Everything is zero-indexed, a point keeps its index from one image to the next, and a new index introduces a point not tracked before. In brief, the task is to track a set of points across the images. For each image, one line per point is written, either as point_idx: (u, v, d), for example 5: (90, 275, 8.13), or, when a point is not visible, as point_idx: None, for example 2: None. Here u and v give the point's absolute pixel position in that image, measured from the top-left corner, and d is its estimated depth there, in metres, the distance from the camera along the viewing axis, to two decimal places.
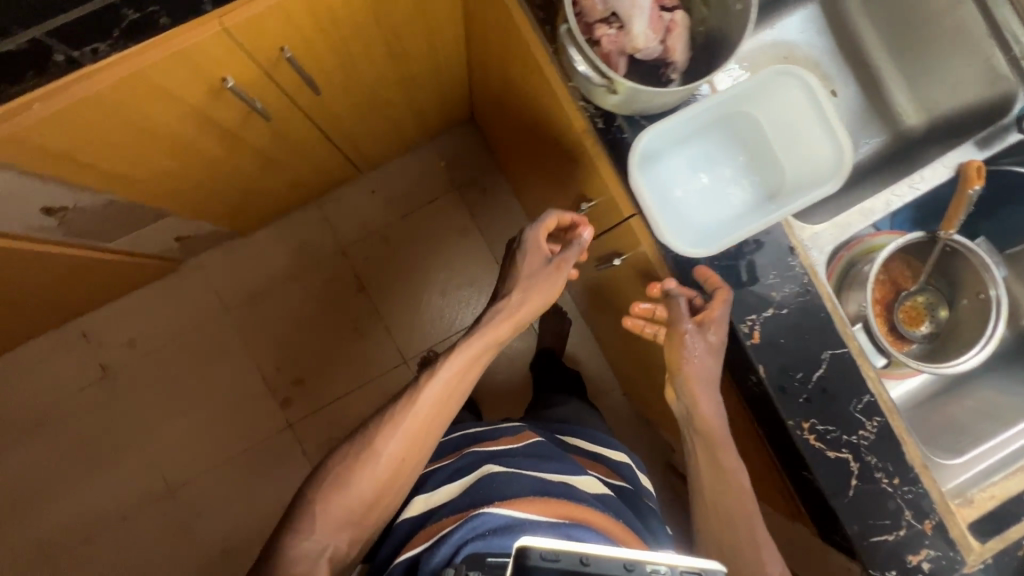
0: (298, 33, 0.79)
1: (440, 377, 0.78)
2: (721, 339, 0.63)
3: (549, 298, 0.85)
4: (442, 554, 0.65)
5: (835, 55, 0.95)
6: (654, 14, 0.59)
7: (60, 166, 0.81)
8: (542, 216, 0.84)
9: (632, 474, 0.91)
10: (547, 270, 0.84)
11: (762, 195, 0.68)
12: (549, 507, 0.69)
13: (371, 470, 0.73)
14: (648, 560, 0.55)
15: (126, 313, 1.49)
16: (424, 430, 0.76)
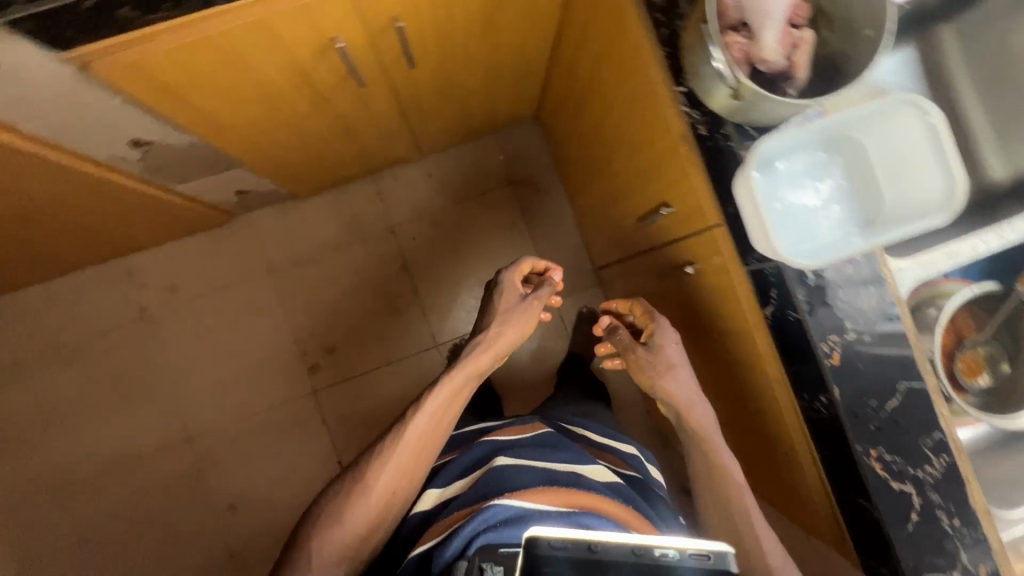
0: (413, 5, 0.81)
1: (426, 408, 0.83)
2: (675, 352, 0.87)
3: (525, 329, 0.96)
4: (455, 548, 0.62)
5: None
6: (784, 29, 0.58)
7: (163, 99, 0.83)
8: (517, 262, 1.00)
9: (641, 466, 0.90)
10: (521, 309, 0.96)
11: (858, 223, 0.65)
12: (561, 498, 0.68)
13: (363, 505, 0.76)
14: (655, 544, 0.53)
15: (173, 257, 1.51)
16: (414, 461, 0.80)
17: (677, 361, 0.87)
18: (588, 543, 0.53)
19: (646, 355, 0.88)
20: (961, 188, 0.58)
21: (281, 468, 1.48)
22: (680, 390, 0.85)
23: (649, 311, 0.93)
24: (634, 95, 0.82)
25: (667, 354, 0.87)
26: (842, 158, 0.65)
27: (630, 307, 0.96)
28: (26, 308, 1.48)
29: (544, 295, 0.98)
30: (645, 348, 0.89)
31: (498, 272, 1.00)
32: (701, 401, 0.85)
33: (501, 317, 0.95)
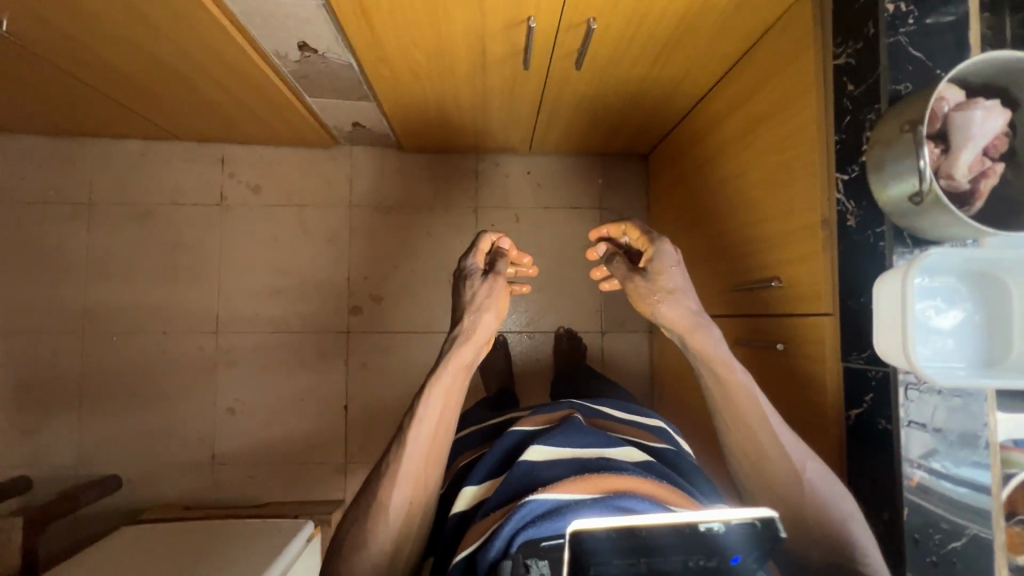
0: (612, 12, 0.84)
1: (423, 417, 0.73)
2: (678, 278, 0.68)
3: (501, 307, 0.80)
4: (498, 548, 0.55)
5: None
6: (979, 155, 0.59)
7: (354, 18, 0.87)
8: (472, 243, 0.85)
9: (670, 438, 0.84)
10: (492, 286, 0.79)
11: (979, 359, 0.64)
12: (594, 483, 0.60)
13: (383, 524, 0.70)
14: (698, 519, 0.50)
15: (267, 160, 1.55)
16: (423, 469, 0.73)
17: (681, 287, 0.68)
18: (631, 529, 0.50)
19: (637, 289, 0.69)
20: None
21: (291, 390, 1.50)
22: (682, 315, 0.67)
23: (646, 232, 0.73)
24: (783, 166, 0.82)
25: (668, 281, 0.68)
26: (985, 288, 0.65)
27: (621, 229, 0.77)
28: (119, 157, 1.53)
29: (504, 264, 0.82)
30: (642, 278, 0.69)
31: (458, 261, 0.85)
32: (713, 327, 0.67)
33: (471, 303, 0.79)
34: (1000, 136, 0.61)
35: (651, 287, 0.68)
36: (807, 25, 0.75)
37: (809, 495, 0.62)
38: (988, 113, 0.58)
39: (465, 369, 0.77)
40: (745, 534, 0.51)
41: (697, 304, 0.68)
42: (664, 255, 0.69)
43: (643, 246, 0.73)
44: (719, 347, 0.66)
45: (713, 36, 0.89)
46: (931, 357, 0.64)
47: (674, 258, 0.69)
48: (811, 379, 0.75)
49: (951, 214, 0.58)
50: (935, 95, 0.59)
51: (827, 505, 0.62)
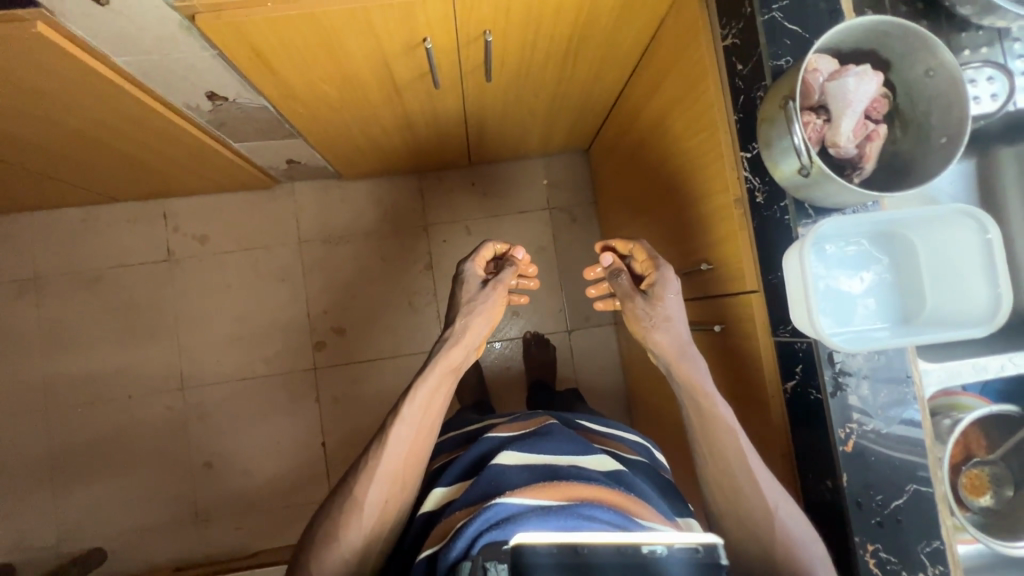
0: (505, 22, 0.84)
1: (405, 417, 0.74)
2: (676, 303, 0.74)
3: (493, 317, 0.87)
4: (458, 549, 0.53)
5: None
6: (861, 119, 0.60)
7: (252, 64, 0.87)
8: (477, 250, 0.91)
9: (647, 451, 0.82)
10: (489, 296, 0.86)
11: (895, 318, 0.65)
12: (559, 492, 0.59)
13: (356, 521, 0.68)
14: (642, 541, 0.52)
15: (210, 210, 1.54)
16: (402, 470, 0.72)
17: (676, 315, 0.73)
18: (573, 547, 0.51)
19: (629, 301, 0.76)
20: (1004, 305, 0.59)
21: (266, 435, 1.48)
22: (672, 342, 0.71)
23: (653, 257, 0.78)
24: (699, 148, 0.82)
25: (664, 307, 0.73)
26: (890, 248, 0.66)
27: (629, 249, 0.81)
28: (58, 227, 1.51)
29: (511, 276, 0.88)
30: (642, 297, 0.76)
31: (460, 264, 0.91)
32: (698, 357, 0.71)
33: (468, 308, 0.85)
34: (879, 98, 0.62)
35: (645, 302, 0.75)
36: (693, 8, 0.76)
37: (779, 533, 0.61)
38: (861, 77, 0.60)
39: (453, 372, 0.81)
40: (691, 566, 0.51)
41: (688, 337, 0.73)
42: (667, 277, 0.75)
43: (649, 269, 0.79)
44: (705, 377, 0.69)
45: (610, 30, 0.89)
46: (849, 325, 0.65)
47: (676, 282, 0.75)
48: (749, 358, 0.75)
49: (837, 182, 0.59)
50: (806, 69, 0.61)
51: (798, 547, 0.60)
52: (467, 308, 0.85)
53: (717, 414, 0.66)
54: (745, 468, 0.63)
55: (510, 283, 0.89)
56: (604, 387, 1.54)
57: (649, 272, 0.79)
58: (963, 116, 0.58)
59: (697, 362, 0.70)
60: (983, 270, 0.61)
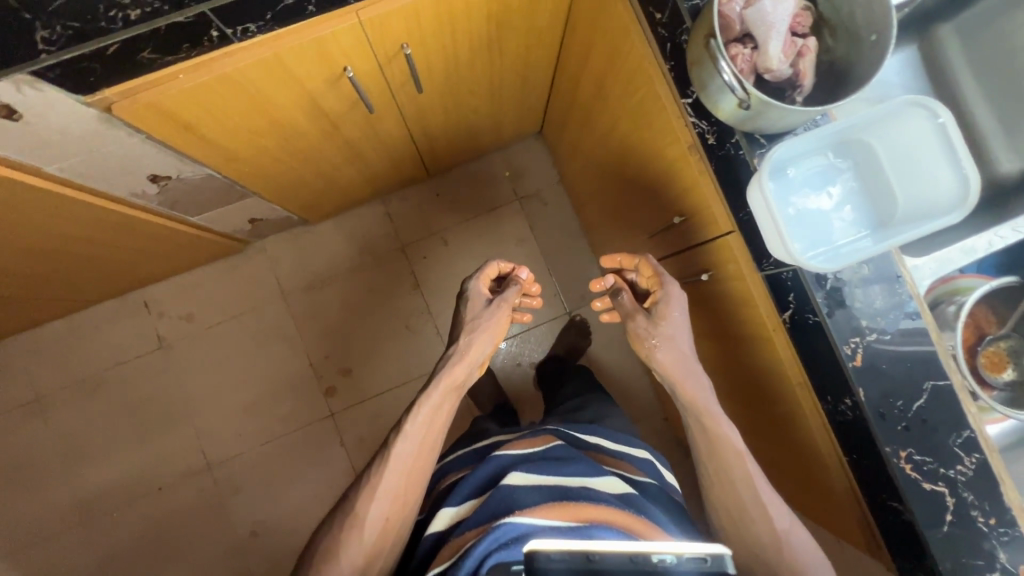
0: (420, 32, 0.83)
1: (409, 432, 0.78)
2: (678, 319, 0.80)
3: (497, 333, 0.92)
4: (467, 568, 0.60)
5: (978, 71, 0.87)
6: (788, 38, 0.59)
7: (181, 138, 0.85)
8: (481, 269, 0.97)
9: (654, 470, 0.87)
10: (494, 313, 0.92)
11: (870, 225, 0.65)
12: (568, 512, 0.66)
13: (359, 537, 0.71)
14: (652, 551, 0.53)
15: (189, 288, 1.53)
16: (404, 488, 0.75)
17: (676, 333, 0.79)
18: (584, 555, 0.52)
19: (628, 314, 0.83)
20: (974, 184, 0.57)
21: (301, 492, 1.48)
22: (674, 362, 0.77)
23: (657, 272, 0.84)
24: (641, 106, 0.82)
25: (667, 325, 0.79)
26: (850, 158, 0.65)
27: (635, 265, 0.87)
28: (47, 344, 1.51)
29: (514, 296, 0.94)
30: (644, 315, 0.82)
31: (465, 282, 0.97)
32: (701, 375, 0.77)
33: (472, 326, 0.91)
34: (800, 11, 0.62)
35: (647, 320, 0.81)
36: None
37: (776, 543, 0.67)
38: None
39: (458, 389, 0.86)
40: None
41: (690, 354, 0.78)
42: (670, 298, 0.81)
43: (653, 285, 0.84)
44: (707, 396, 0.75)
45: (527, 13, 0.89)
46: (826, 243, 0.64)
47: (678, 301, 0.80)
48: (743, 299, 0.74)
49: (778, 107, 0.57)
50: (720, 3, 0.60)
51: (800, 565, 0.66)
52: (471, 326, 0.91)
53: (732, 444, 0.71)
54: (754, 495, 0.69)
55: (514, 300, 0.95)
56: (618, 358, 1.53)
57: (654, 288, 0.85)
58: (884, 7, 0.55)
59: (698, 379, 0.77)
60: (945, 155, 0.59)
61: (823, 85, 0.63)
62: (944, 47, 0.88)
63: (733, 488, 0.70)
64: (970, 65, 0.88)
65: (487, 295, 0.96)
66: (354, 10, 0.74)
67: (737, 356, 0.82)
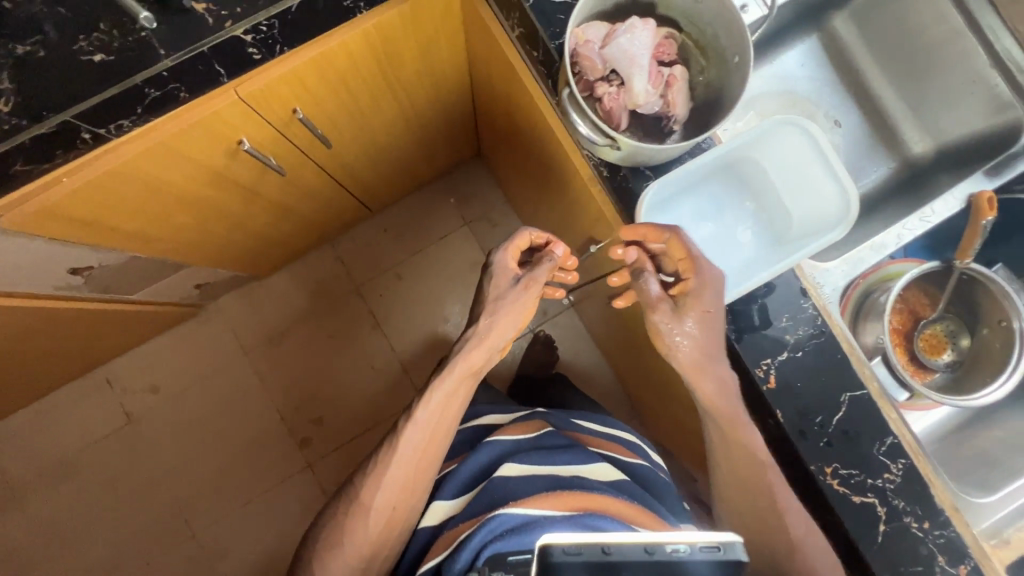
0: (309, 96, 0.82)
1: (416, 422, 0.73)
2: (709, 321, 0.61)
3: (522, 319, 0.76)
4: (464, 560, 0.60)
5: (877, 55, 0.88)
6: (652, 70, 0.59)
7: (85, 232, 0.84)
8: (509, 238, 0.76)
9: (644, 452, 0.87)
10: (519, 294, 0.75)
11: (769, 241, 0.66)
12: (564, 501, 0.63)
13: (363, 524, 0.71)
14: (666, 539, 0.47)
15: (149, 359, 1.52)
16: (410, 479, 0.73)
17: (704, 335, 0.61)
18: (598, 546, 0.47)
19: (647, 302, 0.65)
20: (853, 201, 0.59)
21: (287, 549, 1.46)
22: (697, 367, 0.62)
23: (692, 258, 0.61)
24: (544, 136, 0.83)
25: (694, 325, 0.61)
26: (744, 181, 0.66)
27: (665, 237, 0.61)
28: (14, 435, 1.50)
29: (546, 274, 0.75)
30: (669, 306, 0.64)
31: (489, 251, 0.79)
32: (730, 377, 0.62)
33: (494, 306, 0.75)
34: (663, 39, 0.61)
35: (670, 315, 0.63)
36: (484, 20, 0.77)
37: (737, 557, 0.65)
38: (631, 32, 0.58)
39: (474, 376, 0.76)
40: (717, 570, 0.46)
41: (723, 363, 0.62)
42: (704, 288, 0.60)
43: (685, 270, 0.62)
44: (732, 404, 0.62)
45: (422, 55, 0.89)
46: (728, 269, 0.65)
47: (715, 294, 0.60)
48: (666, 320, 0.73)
49: (646, 149, 0.57)
50: (579, 43, 0.59)
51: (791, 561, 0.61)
52: (493, 307, 0.75)
53: (755, 453, 0.62)
54: (770, 503, 0.61)
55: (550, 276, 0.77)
56: None
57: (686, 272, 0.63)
58: (743, 33, 0.56)
59: (724, 383, 0.62)
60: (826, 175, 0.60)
61: (701, 110, 0.62)
62: (842, 35, 0.89)
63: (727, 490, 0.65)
64: (868, 51, 0.88)
65: (515, 269, 0.77)
66: (231, 87, 0.73)
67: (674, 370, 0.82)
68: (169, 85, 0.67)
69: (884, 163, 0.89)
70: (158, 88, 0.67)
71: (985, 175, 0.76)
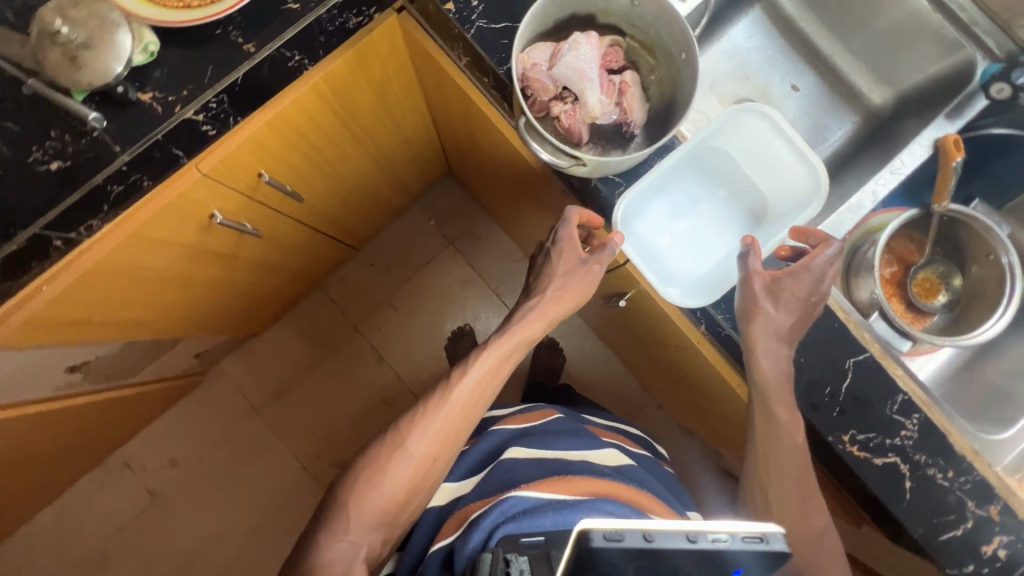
0: (272, 157, 0.82)
1: (472, 373, 0.72)
2: (796, 302, 0.62)
3: (581, 299, 0.73)
4: (477, 540, 0.60)
5: (821, 18, 0.90)
6: (603, 81, 0.60)
7: (75, 331, 0.84)
8: (572, 214, 0.67)
9: (649, 445, 0.87)
10: (585, 273, 0.71)
11: (746, 222, 0.70)
12: (574, 485, 0.63)
13: (401, 468, 0.68)
14: (710, 529, 0.46)
15: (163, 434, 1.52)
16: (454, 430, 0.71)
17: (781, 311, 0.62)
18: (643, 535, 0.45)
19: (745, 272, 0.62)
20: (822, 174, 0.63)
21: None
22: (759, 340, 0.61)
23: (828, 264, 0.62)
24: (510, 155, 0.83)
25: (779, 303, 0.61)
26: (716, 171, 0.70)
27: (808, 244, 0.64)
28: (41, 536, 1.49)
29: (611, 257, 0.69)
30: (765, 284, 0.62)
31: (555, 222, 0.69)
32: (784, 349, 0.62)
33: (563, 282, 0.72)
34: (609, 48, 0.62)
35: (767, 290, 0.62)
36: (432, 54, 0.78)
37: None
38: (576, 48, 0.59)
39: (528, 344, 0.75)
40: (757, 558, 0.46)
41: (786, 340, 0.62)
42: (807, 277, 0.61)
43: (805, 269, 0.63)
44: (782, 377, 0.62)
45: (378, 94, 0.89)
46: (721, 255, 0.69)
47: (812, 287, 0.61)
48: (662, 316, 0.74)
49: (610, 162, 0.58)
50: (527, 68, 0.59)
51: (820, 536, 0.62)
52: (561, 283, 0.72)
53: (793, 440, 0.62)
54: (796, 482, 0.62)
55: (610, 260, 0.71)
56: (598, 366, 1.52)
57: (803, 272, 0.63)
58: (685, 29, 0.56)
59: (780, 362, 0.62)
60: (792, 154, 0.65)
61: (658, 110, 0.63)
62: (783, 5, 0.92)
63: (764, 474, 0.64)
64: (813, 16, 0.91)
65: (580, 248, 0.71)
66: (193, 165, 0.72)
67: (682, 361, 0.83)
68: (131, 176, 0.68)
69: (847, 120, 0.91)
70: (120, 182, 0.68)
71: (946, 118, 0.78)
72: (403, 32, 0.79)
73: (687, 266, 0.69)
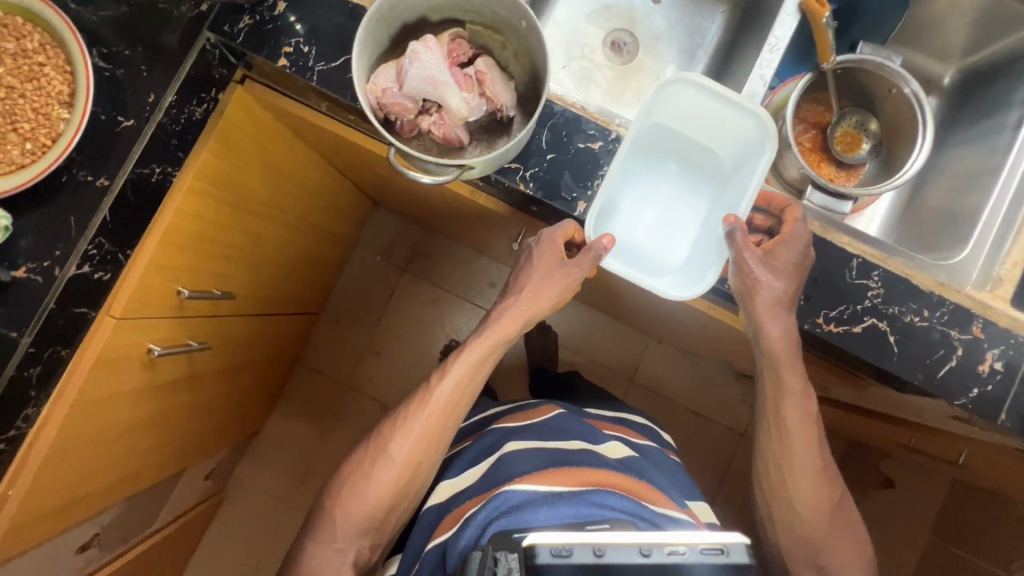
0: (183, 270, 0.78)
1: (449, 375, 0.71)
2: (791, 263, 0.61)
3: (560, 300, 0.71)
4: (469, 536, 0.61)
5: None
6: (457, 77, 0.58)
7: (67, 515, 0.81)
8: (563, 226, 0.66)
9: (652, 433, 0.85)
10: (558, 275, 0.68)
11: (712, 184, 0.72)
12: (568, 479, 0.64)
13: (383, 472, 0.70)
14: (665, 543, 0.48)
15: (209, 562, 1.49)
16: (433, 431, 0.71)
17: (780, 280, 0.61)
18: (598, 555, 0.47)
19: (734, 250, 0.61)
20: (766, 120, 0.65)
21: None
22: (765, 313, 0.61)
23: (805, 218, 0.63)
24: None
25: (778, 274, 0.61)
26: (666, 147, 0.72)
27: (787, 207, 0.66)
28: None
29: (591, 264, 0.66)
30: (759, 255, 0.60)
31: (542, 229, 0.68)
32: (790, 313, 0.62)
33: (540, 282, 0.70)
34: (452, 43, 0.60)
35: (762, 263, 0.60)
36: (293, 108, 0.75)
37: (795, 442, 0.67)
38: (416, 58, 0.57)
39: (508, 343, 0.73)
40: (716, 572, 0.47)
41: (791, 304, 0.62)
42: (798, 240, 0.61)
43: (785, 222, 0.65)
44: (793, 351, 0.64)
45: (266, 165, 0.85)
46: (698, 224, 0.72)
47: (800, 245, 0.61)
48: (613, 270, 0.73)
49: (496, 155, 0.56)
50: (379, 99, 0.57)
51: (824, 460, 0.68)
52: (538, 284, 0.70)
53: (799, 373, 0.65)
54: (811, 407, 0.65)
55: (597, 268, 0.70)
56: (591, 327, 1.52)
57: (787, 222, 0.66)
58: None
59: (754, 281, 0.61)
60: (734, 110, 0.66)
61: (524, 85, 0.62)
62: None
63: (782, 408, 0.67)
64: None
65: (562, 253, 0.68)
66: (105, 314, 0.69)
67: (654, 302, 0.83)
68: (45, 351, 0.67)
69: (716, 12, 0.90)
70: (36, 363, 0.67)
71: None
72: (264, 100, 0.76)
73: (672, 249, 0.72)
